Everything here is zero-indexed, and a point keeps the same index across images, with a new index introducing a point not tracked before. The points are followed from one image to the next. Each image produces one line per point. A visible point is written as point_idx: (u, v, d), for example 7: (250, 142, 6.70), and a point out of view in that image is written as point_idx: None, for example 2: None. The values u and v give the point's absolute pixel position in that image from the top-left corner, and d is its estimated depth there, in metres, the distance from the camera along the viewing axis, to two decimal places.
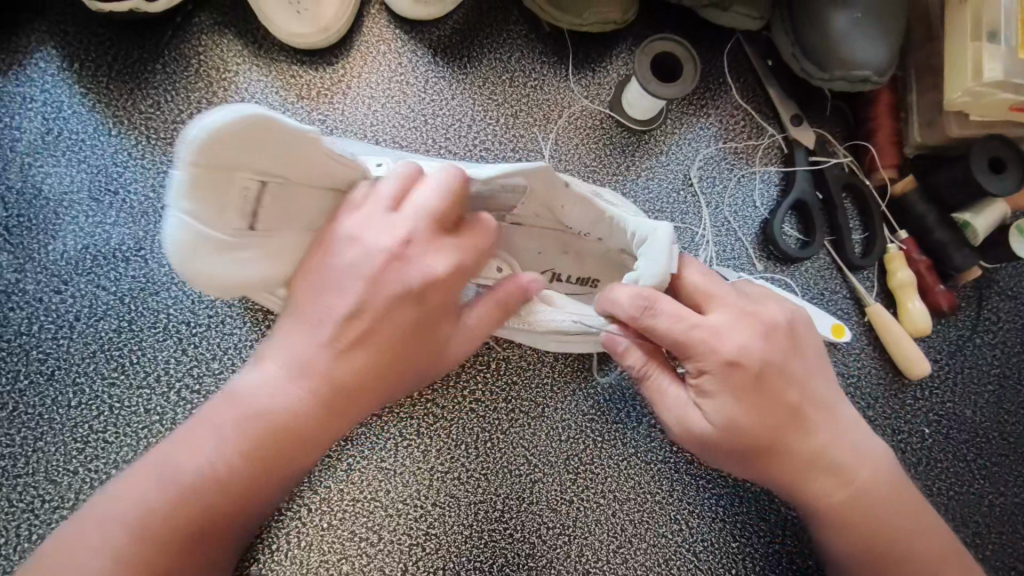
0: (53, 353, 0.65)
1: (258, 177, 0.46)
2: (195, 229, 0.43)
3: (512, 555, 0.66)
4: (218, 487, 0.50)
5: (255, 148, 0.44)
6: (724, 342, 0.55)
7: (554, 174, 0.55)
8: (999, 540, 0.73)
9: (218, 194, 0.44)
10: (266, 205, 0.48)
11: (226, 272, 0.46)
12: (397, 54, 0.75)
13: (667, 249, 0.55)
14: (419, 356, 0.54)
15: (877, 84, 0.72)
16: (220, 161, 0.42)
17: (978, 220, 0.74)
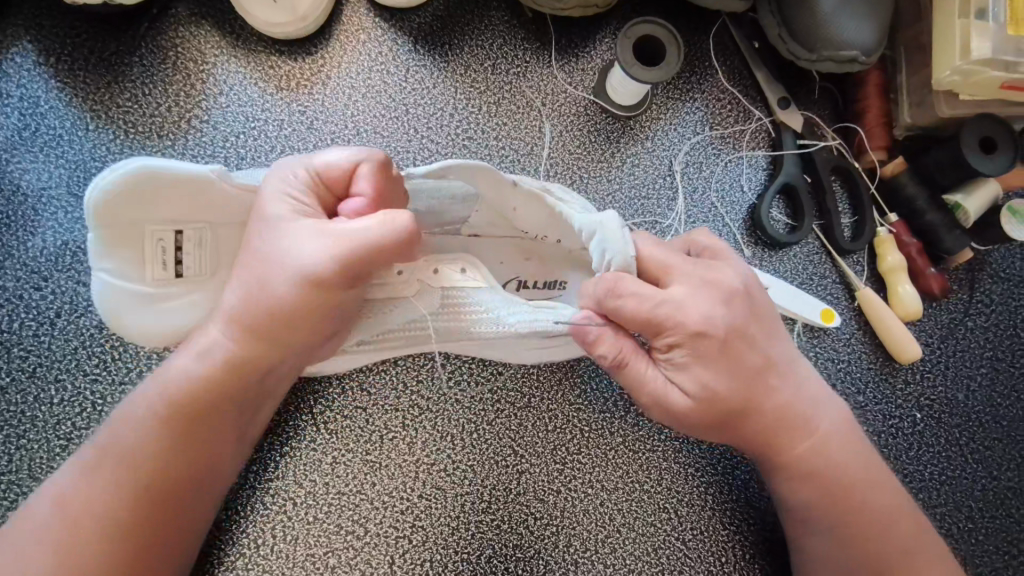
0: (34, 350, 0.65)
1: (171, 229, 0.54)
2: (113, 282, 0.53)
3: (500, 546, 0.66)
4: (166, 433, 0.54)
5: (161, 201, 0.53)
6: (695, 315, 0.55)
7: (500, 174, 0.55)
8: (993, 525, 0.72)
9: (133, 245, 0.53)
10: (194, 249, 0.55)
11: (144, 321, 0.55)
12: (377, 42, 0.74)
13: (620, 235, 0.55)
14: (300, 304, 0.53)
15: (865, 64, 0.71)
16: (124, 211, 0.52)
17: (969, 202, 0.73)
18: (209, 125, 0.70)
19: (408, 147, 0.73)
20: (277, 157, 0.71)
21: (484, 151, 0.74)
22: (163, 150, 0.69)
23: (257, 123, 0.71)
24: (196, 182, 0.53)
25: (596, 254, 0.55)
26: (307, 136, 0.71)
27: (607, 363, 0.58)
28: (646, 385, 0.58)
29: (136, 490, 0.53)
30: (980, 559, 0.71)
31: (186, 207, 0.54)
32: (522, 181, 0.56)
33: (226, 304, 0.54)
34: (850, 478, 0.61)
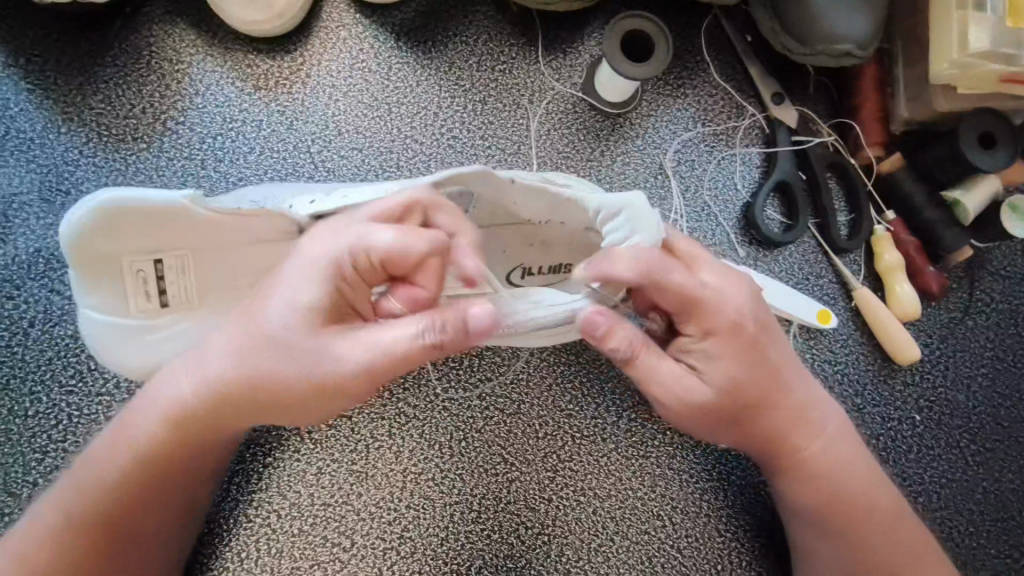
0: (7, 362, 0.63)
1: (148, 258, 0.56)
2: (104, 318, 0.56)
3: (490, 556, 0.64)
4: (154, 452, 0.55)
5: (131, 232, 0.55)
6: (728, 305, 0.54)
7: (496, 175, 0.52)
8: (995, 528, 0.71)
9: (115, 279, 0.56)
10: (174, 275, 0.57)
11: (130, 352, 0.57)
12: (359, 39, 0.72)
13: (649, 215, 0.53)
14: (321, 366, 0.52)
15: (860, 58, 0.69)
16: (101, 248, 0.55)
17: (968, 198, 0.71)
18: (186, 127, 0.68)
19: (392, 147, 0.71)
20: (256, 159, 0.68)
21: (471, 150, 0.72)
22: (139, 153, 0.67)
23: (235, 124, 0.69)
24: (161, 210, 0.54)
25: (620, 235, 0.52)
26: (288, 137, 0.69)
27: (619, 356, 0.55)
28: (665, 378, 0.55)
29: (114, 528, 0.55)
30: (982, 563, 0.70)
31: (162, 237, 0.56)
32: (519, 177, 0.53)
33: (230, 347, 0.53)
34: (851, 488, 0.59)
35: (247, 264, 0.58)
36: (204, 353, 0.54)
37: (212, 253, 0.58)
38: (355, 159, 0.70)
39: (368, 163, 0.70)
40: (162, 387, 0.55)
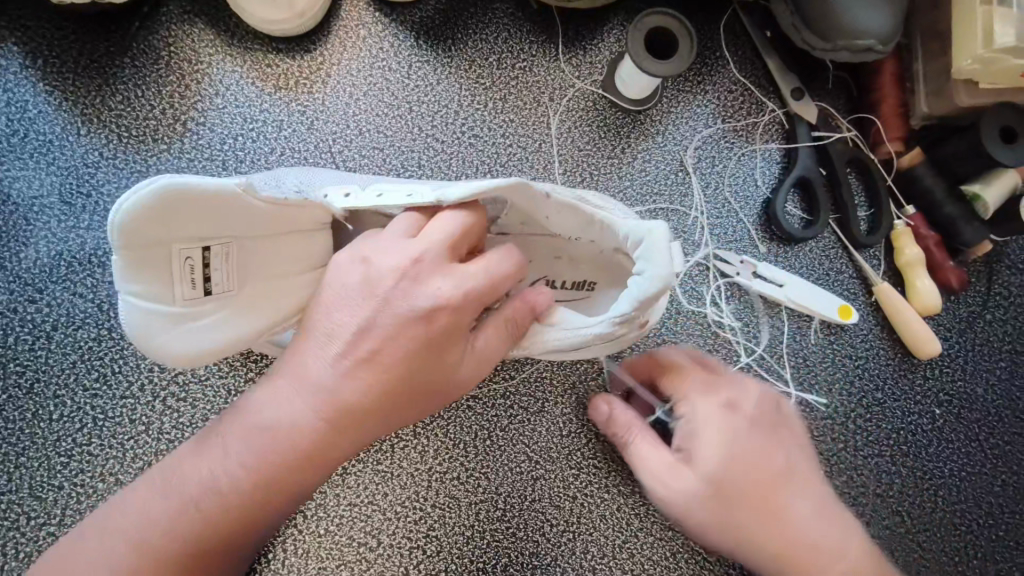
0: (31, 365, 0.62)
1: (198, 244, 0.48)
2: (147, 307, 0.47)
3: (516, 554, 0.65)
4: (221, 511, 0.49)
5: (186, 218, 0.46)
6: (719, 387, 0.57)
7: (531, 187, 0.51)
8: (1013, 520, 0.71)
9: (157, 268, 0.47)
10: (221, 265, 0.49)
11: (171, 347, 0.49)
12: (378, 38, 0.72)
13: (665, 245, 0.50)
14: (422, 387, 0.50)
15: (881, 53, 0.69)
16: (146, 231, 0.45)
17: (988, 192, 0.71)
18: (205, 127, 0.68)
19: (413, 146, 0.70)
20: (277, 159, 0.68)
21: (492, 148, 0.72)
22: (159, 154, 0.67)
23: (255, 125, 0.68)
24: (222, 196, 0.47)
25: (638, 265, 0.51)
26: (308, 136, 0.69)
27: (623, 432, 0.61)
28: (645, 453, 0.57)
29: None
30: (1000, 555, 0.70)
31: (212, 216, 0.47)
32: (555, 193, 0.53)
33: (317, 381, 0.49)
34: None
35: (287, 260, 0.53)
36: (283, 393, 0.50)
37: (258, 241, 0.51)
38: (376, 158, 0.70)
39: (389, 162, 0.70)
40: (262, 417, 0.50)
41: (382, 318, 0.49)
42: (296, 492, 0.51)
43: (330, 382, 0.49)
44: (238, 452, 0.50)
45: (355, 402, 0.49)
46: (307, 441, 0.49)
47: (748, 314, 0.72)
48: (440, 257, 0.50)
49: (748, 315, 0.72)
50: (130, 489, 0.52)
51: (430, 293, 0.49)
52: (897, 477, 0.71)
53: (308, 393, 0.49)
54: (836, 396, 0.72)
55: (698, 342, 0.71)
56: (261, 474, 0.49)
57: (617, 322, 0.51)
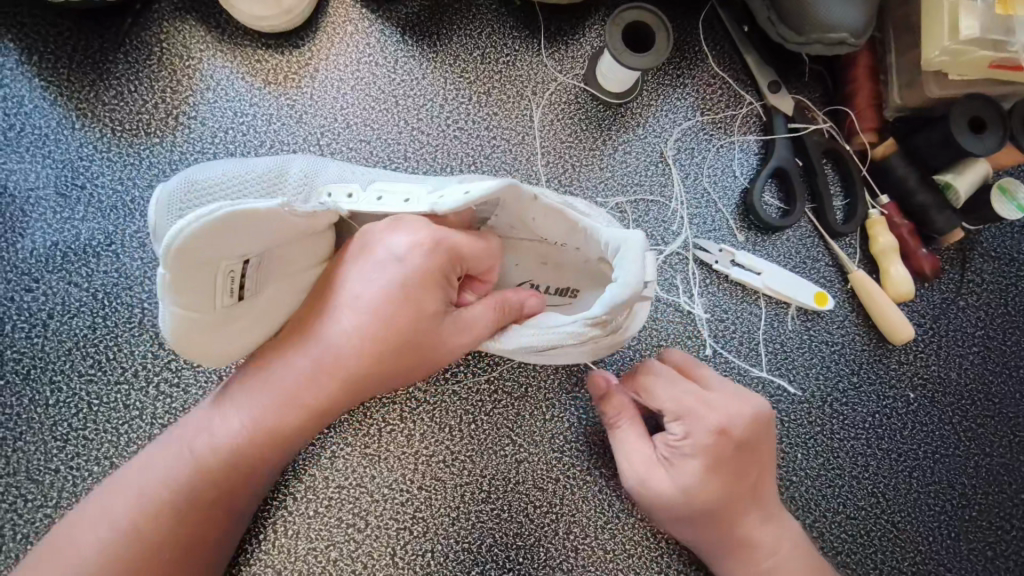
0: (27, 352, 0.64)
1: (240, 259, 0.48)
2: (190, 316, 0.47)
3: (501, 535, 0.67)
4: (229, 463, 0.55)
5: (239, 237, 0.46)
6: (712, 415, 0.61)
7: (522, 187, 0.52)
8: (986, 500, 0.73)
9: (201, 285, 0.46)
10: (254, 274, 0.50)
11: (214, 345, 0.50)
12: (364, 34, 0.74)
13: (640, 255, 0.51)
14: (413, 348, 0.53)
15: (854, 47, 0.71)
16: (202, 255, 0.45)
17: (960, 182, 0.73)
18: (197, 121, 0.70)
19: (399, 139, 0.72)
20: (267, 152, 0.70)
21: (476, 140, 0.74)
22: (151, 147, 0.69)
23: (245, 118, 0.70)
24: (269, 216, 0.47)
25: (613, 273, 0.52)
26: (297, 130, 0.71)
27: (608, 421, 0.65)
28: (629, 456, 0.63)
29: (192, 538, 0.54)
30: (973, 534, 0.72)
31: (258, 234, 0.48)
32: (545, 196, 0.54)
33: (316, 341, 0.53)
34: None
35: (298, 262, 0.55)
36: (284, 356, 0.54)
37: (283, 246, 0.52)
38: (363, 151, 0.72)
39: (376, 155, 0.72)
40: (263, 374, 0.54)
41: (375, 284, 0.53)
42: (298, 444, 0.56)
43: (325, 340, 0.53)
44: (242, 403, 0.55)
45: (347, 360, 0.52)
46: (302, 394, 0.53)
47: (726, 301, 0.74)
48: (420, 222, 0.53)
49: (726, 302, 0.74)
50: (144, 454, 0.56)
51: (420, 260, 0.52)
52: (873, 459, 0.73)
53: (305, 354, 0.53)
54: (812, 380, 0.74)
55: (678, 328, 0.73)
56: (264, 430, 0.54)
57: (589, 323, 0.52)
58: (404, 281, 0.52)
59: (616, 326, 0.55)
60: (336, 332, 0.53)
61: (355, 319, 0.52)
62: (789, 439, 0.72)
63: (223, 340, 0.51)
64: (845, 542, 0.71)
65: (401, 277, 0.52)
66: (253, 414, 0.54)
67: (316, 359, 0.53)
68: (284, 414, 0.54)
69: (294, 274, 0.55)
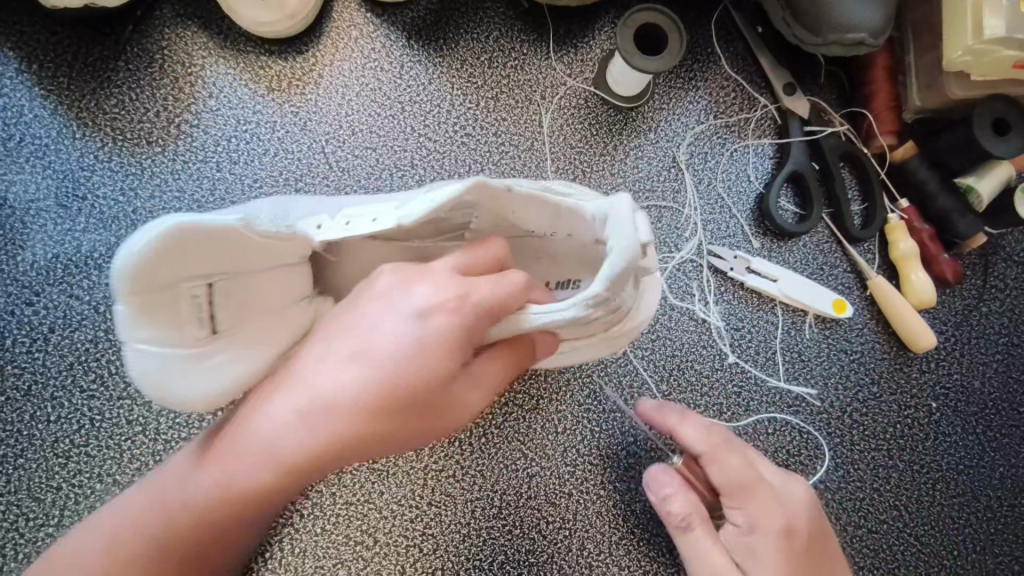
0: (28, 367, 0.63)
1: (203, 281, 0.43)
2: (160, 352, 0.41)
3: (513, 551, 0.65)
4: (200, 515, 0.47)
5: (196, 255, 0.41)
6: (779, 512, 0.60)
7: (493, 181, 0.47)
8: (1012, 514, 0.71)
9: (164, 313, 0.41)
10: (224, 304, 0.45)
11: (190, 390, 0.43)
12: (370, 39, 0.72)
13: (632, 218, 0.46)
14: (421, 411, 0.46)
15: (872, 47, 0.69)
16: (159, 278, 0.40)
17: (982, 185, 0.70)
18: (199, 129, 0.68)
19: (405, 146, 0.71)
20: (271, 160, 0.69)
21: (484, 146, 0.72)
22: (153, 157, 0.67)
23: (248, 126, 0.69)
24: (226, 233, 0.42)
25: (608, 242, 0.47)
26: (301, 137, 0.70)
27: (674, 522, 0.61)
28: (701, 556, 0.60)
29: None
30: (999, 548, 0.70)
31: (215, 254, 0.43)
32: (518, 185, 0.48)
33: (309, 389, 0.44)
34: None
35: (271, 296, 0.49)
36: (268, 406, 0.45)
37: (253, 275, 0.47)
38: (368, 158, 0.70)
39: (382, 162, 0.70)
40: (239, 430, 0.46)
41: (384, 336, 0.45)
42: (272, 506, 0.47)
43: (314, 394, 0.44)
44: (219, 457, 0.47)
45: (334, 427, 0.44)
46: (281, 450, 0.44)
47: (742, 309, 0.72)
48: (443, 270, 0.47)
49: (742, 310, 0.72)
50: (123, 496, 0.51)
51: (443, 318, 0.45)
52: (894, 471, 0.71)
53: (292, 406, 0.44)
54: (831, 390, 0.72)
55: (692, 338, 0.71)
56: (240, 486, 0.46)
57: (591, 302, 0.45)
58: (421, 340, 0.45)
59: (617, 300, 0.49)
60: (327, 387, 0.44)
61: (354, 376, 0.44)
62: (809, 451, 0.71)
63: (211, 381, 0.44)
64: (866, 557, 0.69)
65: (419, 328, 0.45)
66: (228, 474, 0.46)
67: (306, 412, 0.44)
68: (265, 476, 0.45)
69: (271, 311, 0.49)
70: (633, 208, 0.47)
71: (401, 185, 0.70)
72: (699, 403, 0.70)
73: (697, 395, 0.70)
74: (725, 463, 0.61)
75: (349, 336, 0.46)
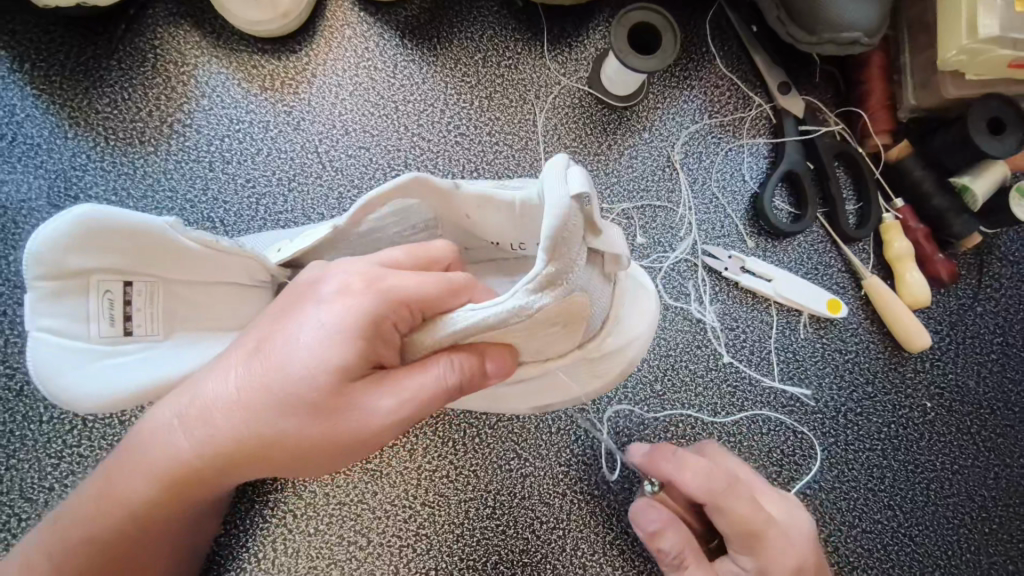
0: (20, 368, 0.63)
1: (121, 279, 0.47)
2: (65, 337, 0.45)
3: (507, 552, 0.65)
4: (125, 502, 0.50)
5: (112, 253, 0.46)
6: (787, 553, 0.58)
7: (433, 179, 0.47)
8: (1007, 513, 0.71)
9: (71, 302, 0.46)
10: (148, 304, 0.48)
11: (94, 383, 0.46)
12: (363, 38, 0.72)
13: (562, 180, 0.43)
14: (314, 412, 0.44)
15: (867, 46, 0.68)
16: (55, 267, 0.44)
17: (977, 184, 0.70)
18: (192, 129, 0.68)
19: (399, 145, 0.71)
20: (264, 161, 0.68)
21: (478, 146, 0.72)
22: (146, 157, 0.67)
23: (241, 126, 0.69)
24: (149, 235, 0.47)
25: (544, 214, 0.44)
26: (294, 137, 0.69)
27: (668, 558, 0.61)
28: None
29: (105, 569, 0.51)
30: (994, 548, 0.70)
31: (135, 254, 0.47)
32: (463, 184, 0.49)
33: (210, 386, 0.46)
34: None
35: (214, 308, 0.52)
36: (177, 396, 0.47)
37: (188, 283, 0.51)
38: (362, 158, 0.70)
39: (376, 161, 0.70)
40: (145, 427, 0.48)
41: (281, 330, 0.45)
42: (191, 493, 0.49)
43: (200, 392, 0.46)
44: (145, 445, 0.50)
45: (222, 421, 0.45)
46: (185, 439, 0.47)
47: (737, 309, 0.72)
48: (366, 260, 0.47)
49: (737, 310, 0.72)
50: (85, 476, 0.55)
51: (335, 311, 0.44)
52: (889, 471, 0.71)
53: (191, 398, 0.46)
54: (826, 390, 0.72)
55: (687, 337, 0.71)
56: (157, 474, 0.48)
57: (534, 283, 0.43)
58: (313, 335, 0.44)
59: (574, 284, 0.46)
60: (214, 384, 0.45)
61: (239, 374, 0.45)
62: (803, 451, 0.70)
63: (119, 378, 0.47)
64: (861, 558, 0.69)
65: (314, 322, 0.44)
66: (143, 463, 0.48)
67: (207, 405, 0.46)
68: (173, 465, 0.47)
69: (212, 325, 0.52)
70: (567, 165, 0.45)
71: None
72: (694, 403, 0.70)
73: (692, 395, 0.70)
74: (735, 508, 0.59)
75: (260, 328, 0.46)
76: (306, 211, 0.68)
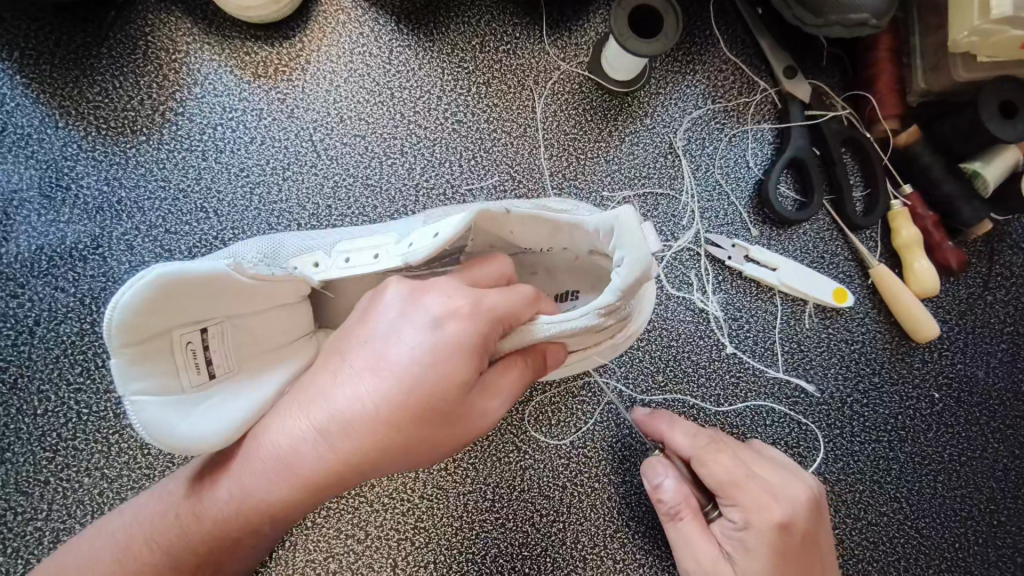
0: (14, 361, 0.62)
1: (196, 327, 0.43)
2: (160, 396, 0.41)
3: (506, 544, 0.64)
4: (212, 527, 0.48)
5: (188, 304, 0.42)
6: (772, 506, 0.55)
7: (489, 208, 0.48)
8: (1015, 505, 0.70)
9: (158, 363, 0.41)
10: (222, 346, 0.45)
11: (201, 429, 0.42)
12: (358, 23, 0.70)
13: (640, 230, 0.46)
14: (439, 422, 0.43)
15: (876, 28, 0.66)
16: (141, 331, 0.40)
17: (988, 170, 0.67)
18: (184, 118, 0.67)
19: (394, 133, 0.69)
20: (258, 150, 0.67)
21: (475, 134, 0.70)
22: (138, 146, 0.66)
23: (234, 114, 0.68)
24: (217, 279, 0.43)
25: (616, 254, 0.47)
26: (288, 125, 0.68)
27: (665, 510, 0.60)
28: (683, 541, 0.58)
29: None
30: (1001, 541, 0.69)
31: (209, 300, 0.43)
32: (513, 207, 0.49)
33: (325, 408, 0.43)
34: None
35: (274, 334, 0.49)
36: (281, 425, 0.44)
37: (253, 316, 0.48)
38: (357, 146, 0.69)
39: (371, 150, 0.69)
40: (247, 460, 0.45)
41: (397, 346, 0.43)
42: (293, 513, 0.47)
43: (321, 415, 0.43)
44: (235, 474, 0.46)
45: (350, 444, 0.42)
46: (297, 463, 0.43)
47: (741, 298, 0.71)
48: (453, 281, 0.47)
49: (741, 300, 0.70)
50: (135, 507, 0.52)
51: (453, 326, 0.43)
52: (896, 463, 0.70)
53: (303, 424, 0.43)
54: (831, 380, 0.71)
55: (689, 328, 0.69)
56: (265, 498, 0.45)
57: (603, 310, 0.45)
58: (438, 350, 0.43)
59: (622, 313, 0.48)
60: (343, 399, 0.42)
61: (363, 392, 0.43)
62: (807, 443, 0.69)
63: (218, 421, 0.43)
64: (865, 550, 0.68)
65: (429, 339, 0.43)
66: (239, 486, 0.46)
67: (329, 425, 0.42)
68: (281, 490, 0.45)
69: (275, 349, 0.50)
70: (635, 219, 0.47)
71: (391, 173, 0.68)
72: (696, 394, 0.69)
73: (693, 386, 0.69)
74: (716, 463, 0.58)
75: (369, 347, 0.44)
76: (301, 201, 0.67)
